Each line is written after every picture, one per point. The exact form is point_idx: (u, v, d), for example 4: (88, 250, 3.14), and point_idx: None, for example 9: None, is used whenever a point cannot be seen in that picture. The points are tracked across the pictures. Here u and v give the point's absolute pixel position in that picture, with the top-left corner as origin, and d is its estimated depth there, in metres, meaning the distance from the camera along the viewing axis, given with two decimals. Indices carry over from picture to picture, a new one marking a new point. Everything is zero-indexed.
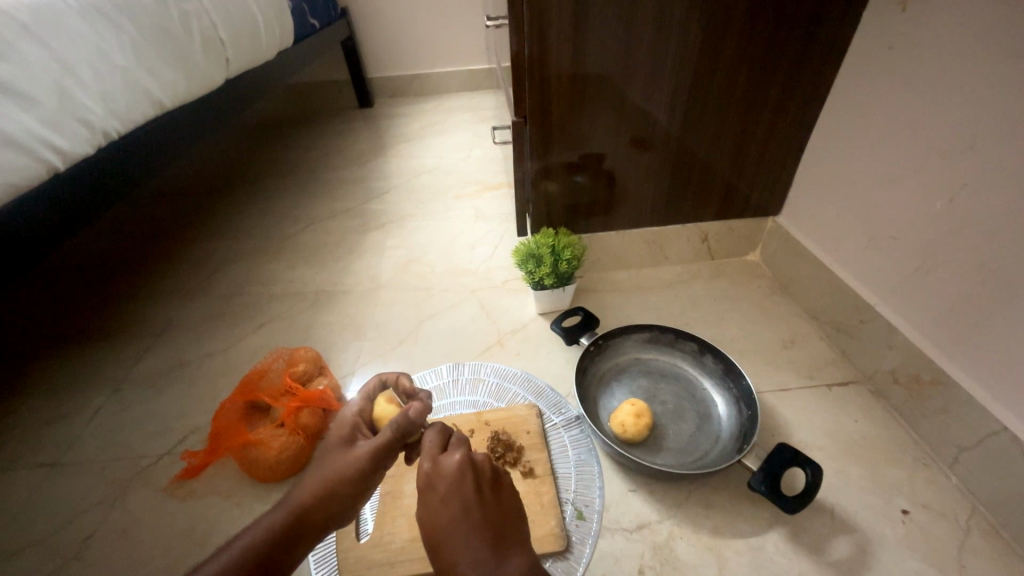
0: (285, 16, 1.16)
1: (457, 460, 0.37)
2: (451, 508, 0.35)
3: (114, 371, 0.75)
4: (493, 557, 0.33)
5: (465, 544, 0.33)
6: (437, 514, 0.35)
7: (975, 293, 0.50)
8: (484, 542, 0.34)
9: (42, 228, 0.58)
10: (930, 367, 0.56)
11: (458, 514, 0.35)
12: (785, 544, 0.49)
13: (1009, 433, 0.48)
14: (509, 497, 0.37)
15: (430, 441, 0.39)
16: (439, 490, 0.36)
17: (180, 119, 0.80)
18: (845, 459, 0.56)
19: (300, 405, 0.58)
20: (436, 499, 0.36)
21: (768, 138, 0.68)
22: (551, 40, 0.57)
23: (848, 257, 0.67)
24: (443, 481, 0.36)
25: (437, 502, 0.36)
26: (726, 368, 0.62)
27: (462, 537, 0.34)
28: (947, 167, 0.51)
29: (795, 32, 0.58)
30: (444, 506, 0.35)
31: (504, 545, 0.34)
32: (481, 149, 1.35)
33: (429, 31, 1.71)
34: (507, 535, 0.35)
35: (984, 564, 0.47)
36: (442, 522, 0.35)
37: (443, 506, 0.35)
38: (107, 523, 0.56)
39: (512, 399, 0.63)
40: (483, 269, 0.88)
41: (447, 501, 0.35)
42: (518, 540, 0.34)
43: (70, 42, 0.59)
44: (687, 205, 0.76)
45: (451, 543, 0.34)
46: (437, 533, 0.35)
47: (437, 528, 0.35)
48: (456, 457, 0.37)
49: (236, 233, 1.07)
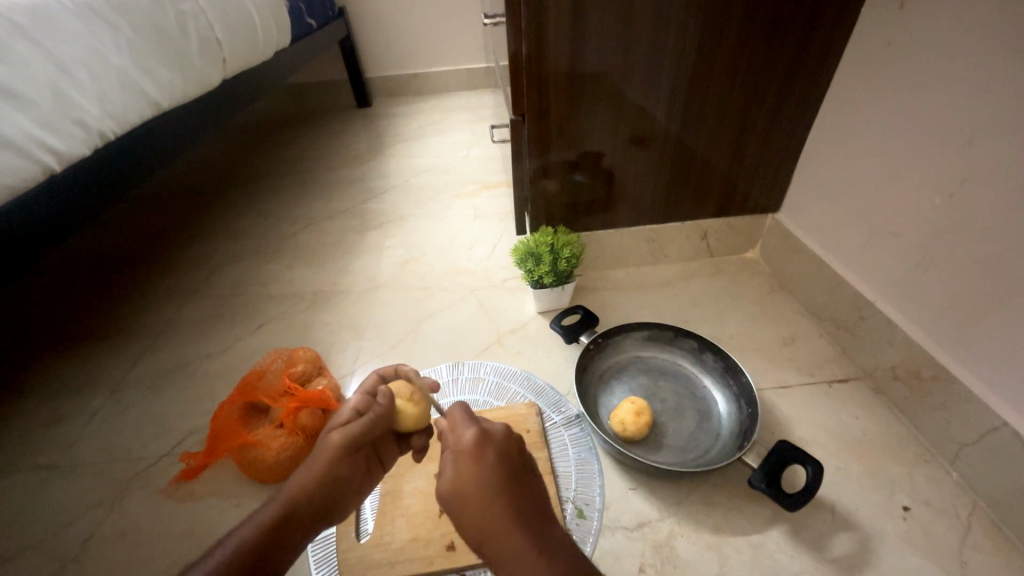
0: (282, 16, 1.16)
1: (502, 429, 0.39)
2: (502, 469, 0.36)
3: (112, 372, 0.75)
4: (541, 523, 0.34)
5: (516, 506, 0.34)
6: (489, 474, 0.35)
7: (975, 290, 0.50)
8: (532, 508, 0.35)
9: (39, 230, 0.58)
10: (930, 364, 0.56)
11: (508, 476, 0.36)
12: (786, 542, 0.49)
13: (1010, 429, 0.48)
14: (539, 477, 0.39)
15: (457, 416, 0.40)
16: (489, 453, 0.37)
17: (178, 120, 0.80)
18: (846, 456, 0.56)
19: (299, 405, 0.57)
20: (485, 461, 0.36)
21: (767, 134, 0.68)
22: (549, 38, 0.57)
23: (848, 254, 0.66)
24: (492, 446, 0.37)
25: (485, 463, 0.36)
26: (726, 365, 0.62)
27: (512, 498, 0.34)
28: (947, 164, 0.51)
29: (793, 28, 0.58)
30: (494, 467, 0.36)
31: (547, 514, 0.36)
32: (479, 148, 1.34)
33: (426, 29, 1.71)
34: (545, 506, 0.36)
35: (986, 560, 0.47)
36: (491, 481, 0.35)
37: (493, 467, 0.36)
38: (105, 526, 0.55)
39: (512, 398, 0.63)
40: (482, 268, 0.88)
41: (498, 463, 0.36)
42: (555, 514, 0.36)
43: (66, 43, 0.59)
44: (686, 202, 0.76)
45: (502, 504, 0.34)
46: (488, 491, 0.34)
47: (485, 485, 0.35)
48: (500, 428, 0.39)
49: (234, 233, 1.06)
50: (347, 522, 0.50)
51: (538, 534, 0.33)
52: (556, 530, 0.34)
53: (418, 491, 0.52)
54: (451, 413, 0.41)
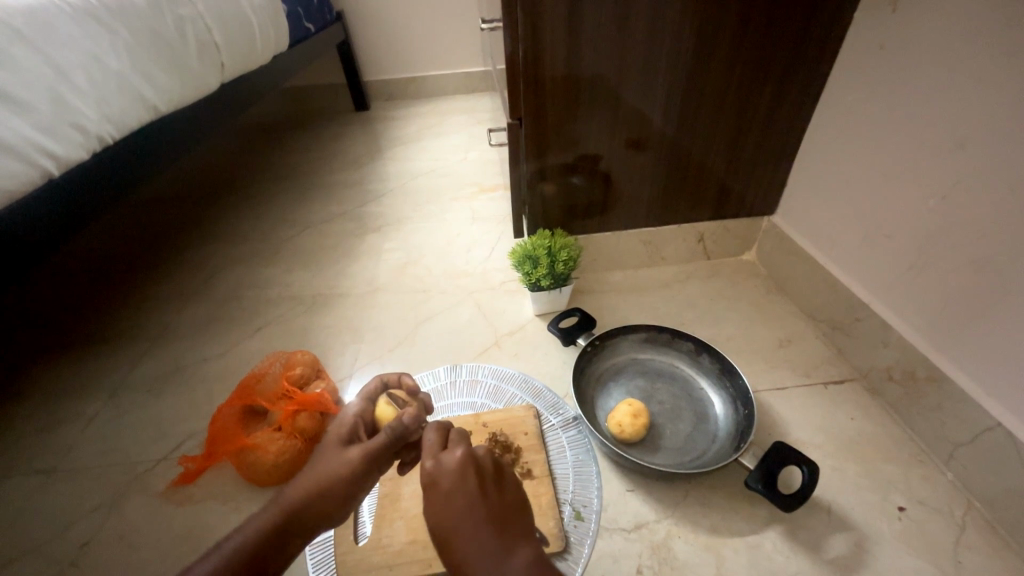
0: (280, 21, 1.17)
1: (458, 456, 0.37)
2: (456, 502, 0.34)
3: (109, 376, 0.75)
4: (500, 550, 0.32)
5: (472, 541, 0.32)
6: (443, 511, 0.34)
7: (969, 291, 0.51)
8: (493, 536, 0.33)
9: (38, 234, 0.58)
10: (924, 365, 0.56)
11: (463, 507, 0.34)
12: (783, 542, 0.49)
13: (1004, 429, 0.48)
14: (512, 487, 0.37)
15: (429, 440, 0.39)
16: (441, 488, 0.35)
17: (176, 123, 0.80)
18: (842, 457, 0.56)
19: (297, 408, 0.58)
20: (440, 496, 0.35)
21: (763, 137, 0.69)
22: (546, 43, 0.57)
23: (842, 255, 0.67)
24: (445, 479, 0.36)
25: (439, 499, 0.35)
26: (723, 367, 0.62)
27: (468, 533, 0.33)
28: (939, 166, 0.52)
29: (786, 33, 0.59)
30: (447, 503, 0.34)
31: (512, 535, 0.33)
32: (477, 151, 1.35)
33: (425, 33, 1.72)
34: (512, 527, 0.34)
35: (980, 559, 0.47)
36: (446, 519, 0.34)
37: (446, 502, 0.34)
38: (103, 530, 0.55)
39: (510, 400, 0.63)
40: (480, 271, 0.88)
41: (451, 497, 0.34)
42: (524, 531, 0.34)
43: (65, 48, 0.59)
44: (683, 205, 0.76)
45: (459, 541, 0.33)
46: (445, 529, 0.34)
47: (441, 525, 0.34)
48: (456, 454, 0.37)
49: (233, 236, 1.07)
50: (345, 524, 0.50)
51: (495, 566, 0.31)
52: (517, 554, 0.32)
53: (416, 493, 0.52)
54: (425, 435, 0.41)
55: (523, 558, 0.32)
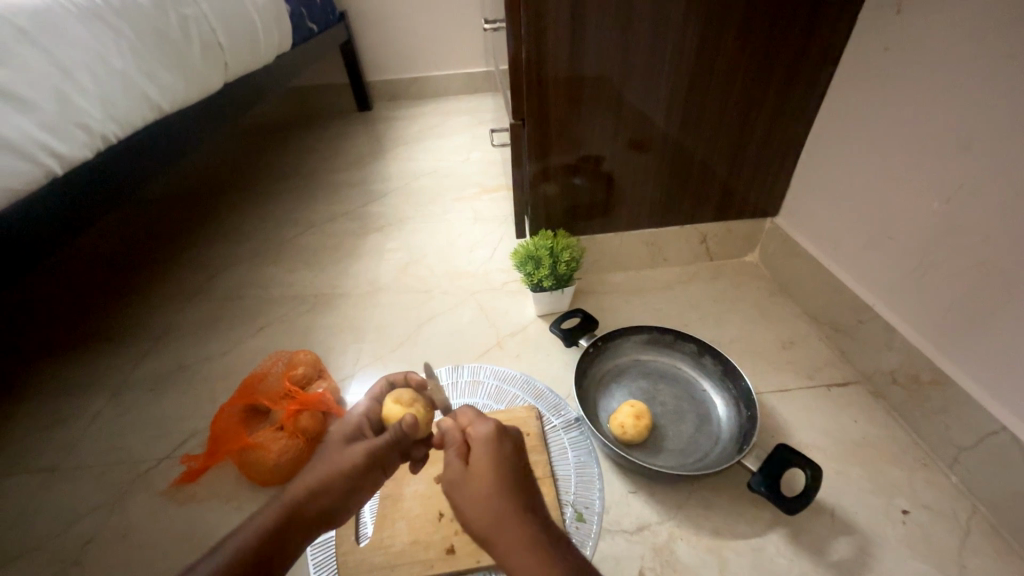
0: (284, 21, 1.17)
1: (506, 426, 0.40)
2: (514, 459, 0.37)
3: (112, 375, 0.75)
4: (546, 517, 0.35)
5: (526, 496, 0.35)
6: (503, 462, 0.37)
7: (973, 294, 0.50)
8: (540, 504, 0.35)
9: (42, 233, 0.58)
10: (929, 368, 0.56)
11: (518, 466, 0.37)
12: (786, 545, 0.49)
13: (1009, 433, 0.48)
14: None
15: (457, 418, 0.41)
16: (504, 444, 0.38)
17: (180, 122, 0.80)
18: (845, 460, 0.56)
19: (300, 408, 0.58)
20: (500, 449, 0.37)
21: (766, 139, 0.69)
22: (549, 43, 0.57)
23: (846, 257, 0.67)
24: (506, 439, 0.39)
25: (501, 450, 0.37)
26: (726, 369, 0.62)
27: (523, 488, 0.35)
28: (944, 168, 0.52)
29: (791, 34, 0.58)
30: (508, 457, 0.37)
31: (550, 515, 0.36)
32: (480, 152, 1.35)
33: (428, 34, 1.72)
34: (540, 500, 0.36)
35: (985, 563, 0.47)
36: (506, 468, 0.36)
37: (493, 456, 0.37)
38: (105, 529, 0.55)
39: (512, 401, 0.63)
40: (482, 271, 0.88)
41: (512, 456, 0.37)
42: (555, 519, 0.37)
43: (70, 47, 0.59)
44: (686, 206, 0.76)
45: (514, 490, 0.35)
46: (500, 476, 0.35)
47: (498, 471, 0.36)
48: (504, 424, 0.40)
49: (235, 235, 1.07)
50: (347, 525, 0.50)
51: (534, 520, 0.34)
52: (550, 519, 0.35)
53: (418, 493, 0.52)
54: (460, 413, 0.42)
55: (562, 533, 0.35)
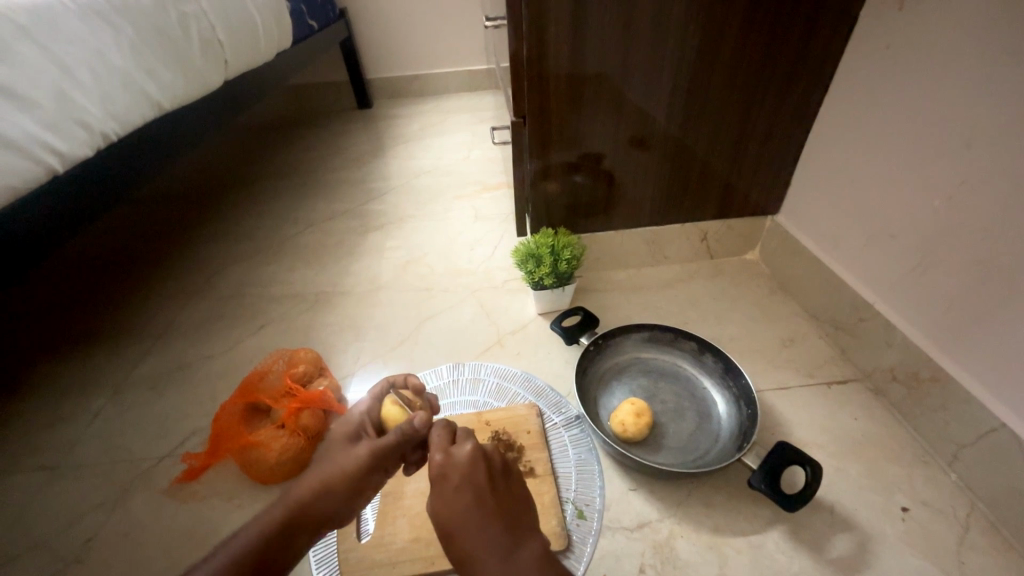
0: (283, 18, 1.17)
1: (469, 450, 0.38)
2: (464, 493, 0.36)
3: (113, 374, 0.75)
4: (505, 544, 0.34)
5: (477, 536, 0.34)
6: (452, 504, 0.36)
7: (973, 292, 0.50)
8: (498, 533, 0.34)
9: (43, 230, 0.58)
10: (929, 366, 0.56)
11: (470, 500, 0.36)
12: (786, 542, 0.49)
13: (1008, 430, 0.48)
14: (516, 487, 0.39)
15: (436, 437, 0.40)
16: (451, 481, 0.37)
17: (179, 120, 0.80)
18: (845, 457, 0.56)
19: (301, 406, 0.58)
20: (449, 489, 0.36)
21: (767, 136, 0.68)
22: (549, 41, 0.57)
23: (846, 255, 0.67)
24: (455, 473, 0.37)
25: (454, 491, 0.36)
26: (726, 366, 0.62)
27: (474, 529, 0.34)
28: (945, 166, 0.52)
29: (792, 31, 0.58)
30: (456, 497, 0.36)
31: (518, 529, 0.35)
32: (480, 150, 1.35)
33: (428, 31, 1.71)
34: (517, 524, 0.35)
35: (984, 560, 0.47)
36: (454, 512, 0.35)
37: (455, 497, 0.36)
38: (107, 526, 0.56)
39: (512, 398, 0.63)
40: (482, 269, 0.88)
41: (460, 490, 0.36)
42: (529, 527, 0.36)
43: (69, 44, 0.59)
44: (686, 204, 0.76)
45: (465, 534, 0.34)
46: (450, 522, 0.35)
47: (447, 516, 0.35)
48: (468, 448, 0.38)
49: (236, 234, 1.07)
50: (348, 522, 0.50)
51: (502, 559, 0.33)
52: (524, 551, 0.34)
53: (420, 491, 0.52)
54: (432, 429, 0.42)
55: (529, 551, 0.34)
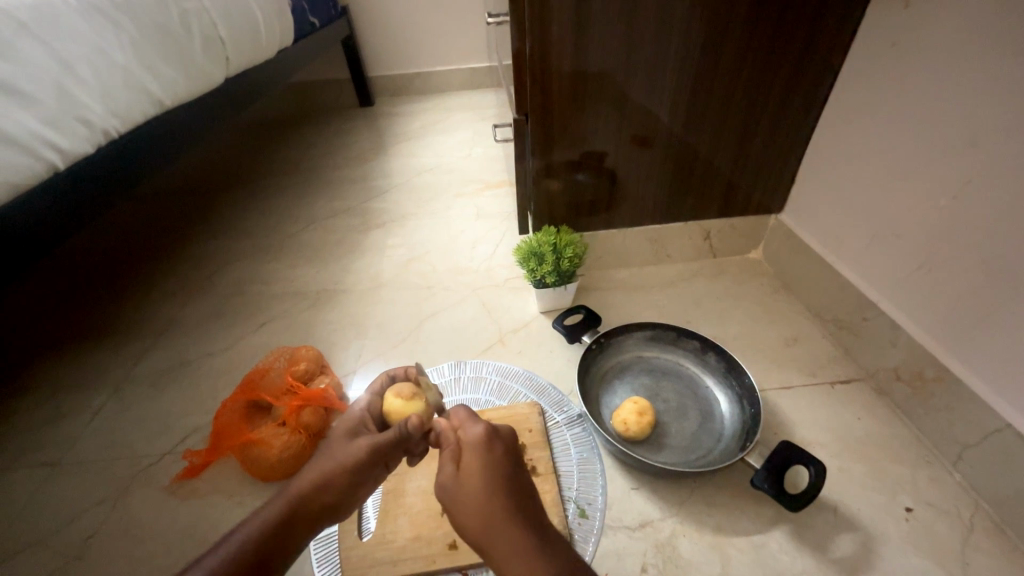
0: (285, 15, 1.16)
1: (510, 430, 0.40)
2: (505, 463, 0.37)
3: (114, 370, 0.75)
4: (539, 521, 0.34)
5: (515, 505, 0.34)
6: (497, 466, 0.36)
7: (978, 292, 0.50)
8: (533, 506, 0.35)
9: (43, 227, 0.58)
10: (933, 365, 0.55)
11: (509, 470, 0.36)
12: (788, 542, 0.49)
13: (1013, 431, 0.48)
14: None
15: (459, 416, 0.41)
16: (494, 449, 0.37)
17: (180, 117, 0.80)
18: (848, 457, 0.56)
19: (302, 403, 0.58)
20: (492, 456, 0.37)
21: (771, 135, 0.68)
22: (552, 38, 0.57)
23: (849, 254, 0.66)
24: (498, 444, 0.38)
25: (498, 456, 0.37)
26: (729, 365, 0.61)
27: (512, 497, 0.35)
28: (950, 165, 0.51)
29: (797, 28, 0.58)
30: (500, 462, 0.37)
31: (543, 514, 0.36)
32: (482, 147, 1.34)
33: (430, 29, 1.71)
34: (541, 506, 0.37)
35: (987, 561, 0.47)
36: (495, 477, 0.35)
37: (502, 460, 0.37)
38: (107, 524, 0.56)
39: (514, 397, 0.63)
40: (484, 267, 0.88)
41: (503, 460, 0.37)
42: None
43: (70, 41, 0.59)
44: (689, 202, 0.76)
45: (508, 494, 0.35)
46: (490, 484, 0.35)
47: (486, 479, 0.35)
48: (508, 429, 0.40)
49: (237, 231, 1.06)
50: (349, 520, 0.50)
51: (537, 529, 0.34)
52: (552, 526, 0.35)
53: (421, 489, 0.52)
54: (454, 413, 0.42)
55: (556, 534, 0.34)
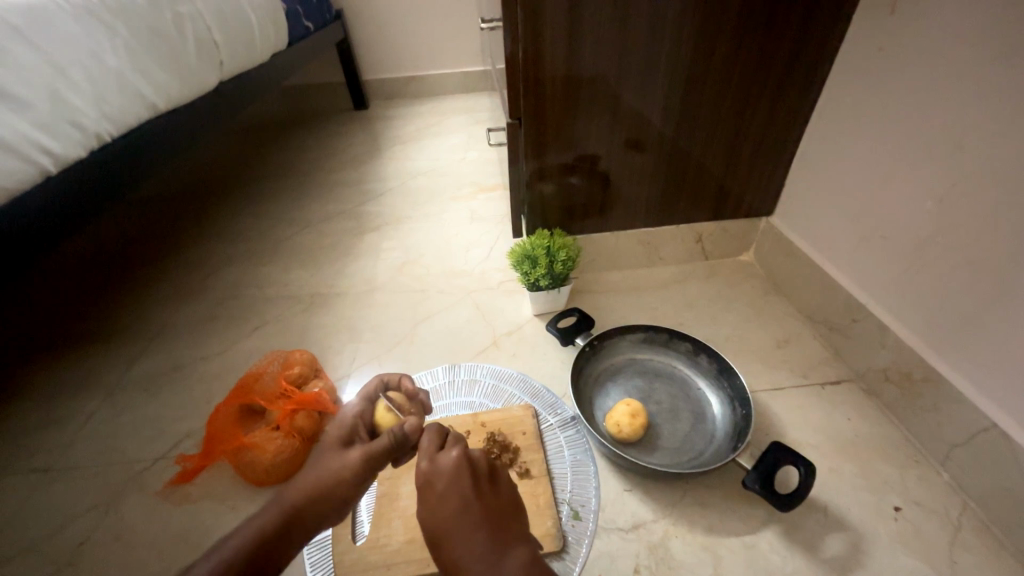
0: (280, 19, 1.16)
1: (454, 457, 0.37)
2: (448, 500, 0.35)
3: (107, 375, 0.75)
4: (493, 553, 0.33)
5: (462, 548, 0.33)
6: (437, 514, 0.35)
7: (965, 293, 0.51)
8: (484, 541, 0.33)
9: (36, 231, 0.58)
10: (921, 366, 0.56)
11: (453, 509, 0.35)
12: (780, 542, 0.49)
13: (1000, 430, 0.48)
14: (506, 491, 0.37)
15: (425, 441, 0.39)
16: (435, 490, 0.36)
17: (174, 120, 0.80)
18: (839, 458, 0.56)
19: (296, 408, 0.58)
20: (435, 496, 0.36)
21: (761, 138, 0.69)
22: (545, 43, 0.58)
23: (839, 257, 0.67)
24: (439, 480, 0.36)
25: (437, 501, 0.35)
26: (721, 367, 0.62)
27: (457, 542, 0.33)
28: (937, 168, 0.52)
29: (786, 33, 0.59)
30: (441, 507, 0.35)
31: (505, 537, 0.34)
32: (477, 151, 1.35)
33: (425, 32, 1.71)
34: (505, 530, 0.34)
35: (975, 559, 0.48)
36: (438, 523, 0.35)
37: (441, 505, 0.35)
38: (99, 529, 0.55)
39: (508, 400, 0.63)
40: (478, 270, 0.88)
41: (445, 498, 0.35)
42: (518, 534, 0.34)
43: (63, 45, 0.59)
44: (681, 205, 0.76)
45: (453, 541, 0.34)
46: (438, 527, 0.35)
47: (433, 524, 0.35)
48: (452, 455, 0.37)
49: (231, 235, 1.06)
50: (343, 524, 0.50)
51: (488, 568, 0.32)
52: (510, 557, 0.32)
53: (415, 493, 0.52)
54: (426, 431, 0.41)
55: (517, 560, 0.33)
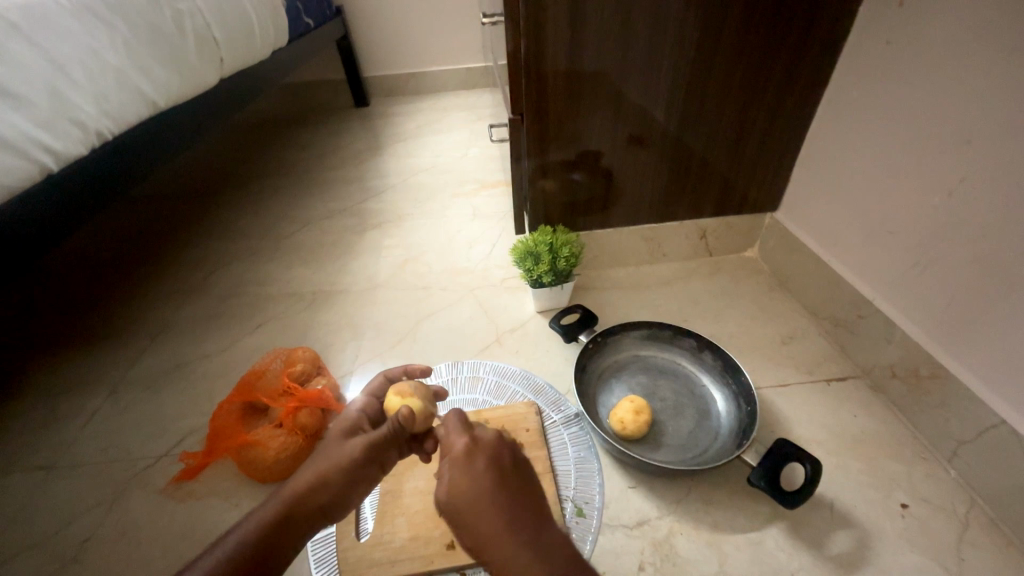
0: (279, 16, 1.16)
1: (493, 433, 0.39)
2: (493, 472, 0.36)
3: (110, 373, 0.75)
4: (529, 530, 0.33)
5: (504, 533, 0.33)
6: (476, 482, 0.35)
7: (974, 288, 0.50)
8: (527, 515, 0.34)
9: (37, 230, 0.58)
10: (928, 362, 0.56)
11: (498, 483, 0.35)
12: (786, 539, 0.49)
13: (1008, 427, 0.48)
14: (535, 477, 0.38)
15: (454, 423, 0.40)
16: (478, 461, 0.36)
17: (174, 118, 0.79)
18: (845, 454, 0.56)
19: (298, 405, 0.58)
20: (475, 470, 0.36)
21: (766, 133, 0.68)
22: (547, 39, 0.57)
23: (845, 252, 0.67)
24: (481, 452, 0.37)
25: (478, 472, 0.36)
26: (725, 363, 0.62)
27: (499, 517, 0.33)
28: (945, 163, 0.51)
29: (792, 27, 0.58)
30: (481, 477, 0.35)
31: (543, 515, 0.35)
32: (478, 148, 1.34)
33: (426, 28, 1.70)
34: (541, 508, 0.35)
35: (983, 556, 0.47)
36: (477, 493, 0.34)
37: (482, 475, 0.35)
38: (104, 527, 0.55)
39: (512, 396, 0.63)
40: (481, 267, 0.88)
41: (486, 471, 0.36)
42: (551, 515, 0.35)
43: (62, 42, 0.59)
44: (685, 201, 0.76)
45: (489, 511, 0.34)
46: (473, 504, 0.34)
47: (462, 495, 0.35)
48: (492, 433, 0.39)
49: (233, 232, 1.06)
50: (347, 521, 0.50)
51: (530, 540, 0.32)
52: (550, 531, 0.34)
53: (418, 490, 0.52)
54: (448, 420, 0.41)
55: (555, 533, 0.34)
